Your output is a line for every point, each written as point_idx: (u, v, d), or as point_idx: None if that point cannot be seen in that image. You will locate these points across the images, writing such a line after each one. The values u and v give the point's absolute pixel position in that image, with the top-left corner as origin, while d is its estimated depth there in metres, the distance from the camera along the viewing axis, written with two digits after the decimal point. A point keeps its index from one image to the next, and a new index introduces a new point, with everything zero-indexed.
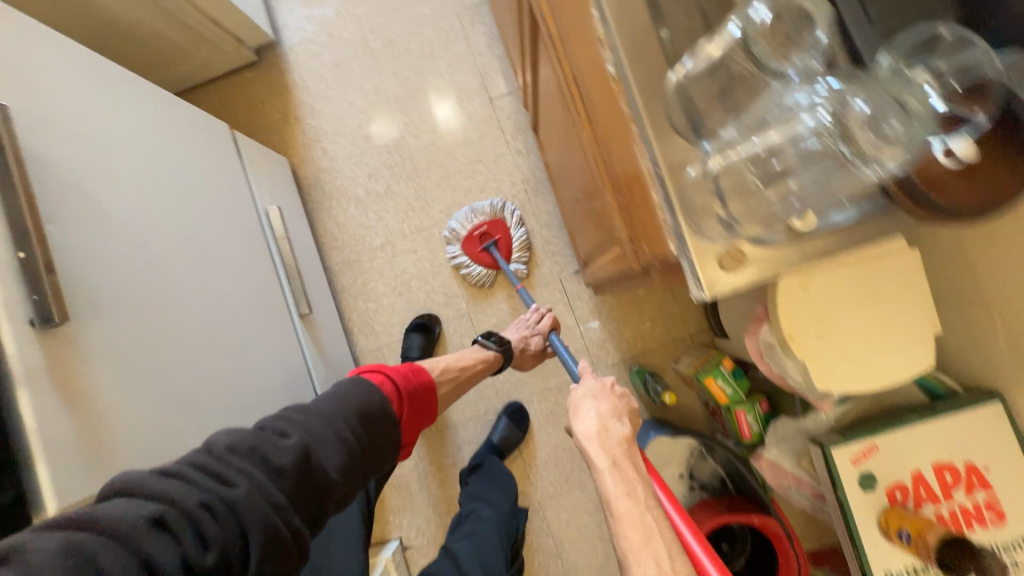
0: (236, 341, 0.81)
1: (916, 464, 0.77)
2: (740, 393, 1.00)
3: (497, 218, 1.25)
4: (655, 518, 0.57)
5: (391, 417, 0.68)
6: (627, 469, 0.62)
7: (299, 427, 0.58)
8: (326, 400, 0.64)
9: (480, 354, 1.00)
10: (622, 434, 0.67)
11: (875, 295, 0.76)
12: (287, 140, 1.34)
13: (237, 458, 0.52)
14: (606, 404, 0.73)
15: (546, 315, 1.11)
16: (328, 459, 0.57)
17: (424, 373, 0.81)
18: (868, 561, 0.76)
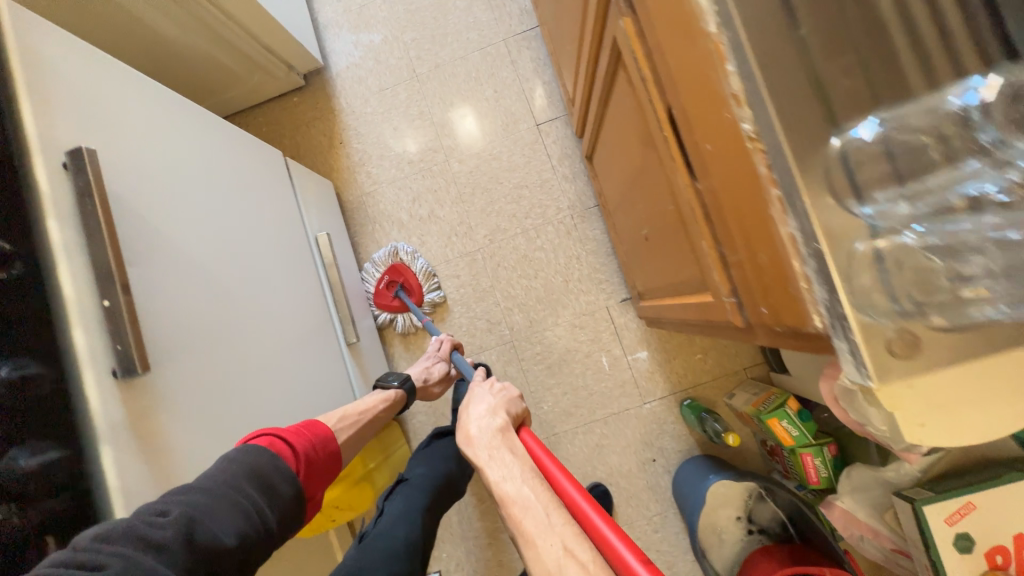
0: (293, 379, 0.80)
1: (1019, 527, 0.71)
2: (807, 435, 0.95)
3: (393, 264, 1.25)
4: (531, 489, 0.56)
5: (289, 472, 0.61)
6: (504, 456, 0.63)
7: (184, 501, 0.50)
8: (207, 472, 0.55)
9: (383, 394, 0.92)
10: (497, 427, 0.69)
11: None
12: (332, 164, 1.34)
13: (107, 542, 0.43)
14: (495, 404, 0.76)
15: (443, 341, 1.12)
16: (221, 529, 0.50)
17: (322, 423, 0.72)
18: None
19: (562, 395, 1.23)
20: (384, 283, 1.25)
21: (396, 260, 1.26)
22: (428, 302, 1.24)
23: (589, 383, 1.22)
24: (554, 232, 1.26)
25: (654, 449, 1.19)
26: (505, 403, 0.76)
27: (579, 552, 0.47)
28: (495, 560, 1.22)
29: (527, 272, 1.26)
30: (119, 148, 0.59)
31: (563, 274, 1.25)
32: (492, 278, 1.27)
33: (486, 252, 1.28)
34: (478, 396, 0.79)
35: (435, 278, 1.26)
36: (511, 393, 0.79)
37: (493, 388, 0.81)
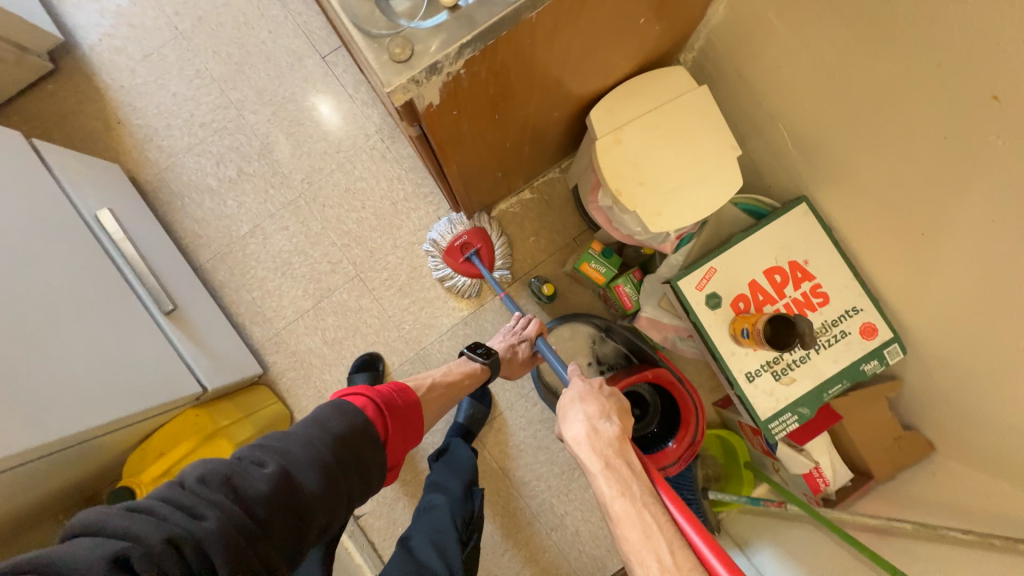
0: (59, 345, 0.78)
1: (751, 274, 0.86)
2: (613, 268, 1.06)
3: (475, 227, 1.22)
4: (650, 514, 0.58)
5: (374, 440, 0.68)
6: (621, 469, 0.64)
7: (281, 456, 0.60)
8: (310, 420, 0.65)
9: (467, 365, 0.98)
10: (614, 435, 0.69)
11: (682, 131, 0.84)
12: (115, 147, 1.24)
13: (207, 488, 0.53)
14: (605, 408, 0.74)
15: (530, 320, 1.09)
16: (306, 483, 0.59)
17: (411, 393, 0.79)
18: (730, 369, 0.84)
19: (421, 311, 1.27)
20: (461, 242, 1.21)
21: (479, 224, 1.23)
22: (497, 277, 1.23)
23: (442, 293, 1.27)
24: (369, 159, 1.27)
25: None
26: (617, 407, 0.75)
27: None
28: (401, 481, 1.26)
29: (354, 205, 1.27)
30: None
31: (389, 197, 1.27)
32: (321, 220, 1.27)
33: (308, 196, 1.26)
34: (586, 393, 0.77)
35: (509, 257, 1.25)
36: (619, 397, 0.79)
37: (602, 389, 0.79)
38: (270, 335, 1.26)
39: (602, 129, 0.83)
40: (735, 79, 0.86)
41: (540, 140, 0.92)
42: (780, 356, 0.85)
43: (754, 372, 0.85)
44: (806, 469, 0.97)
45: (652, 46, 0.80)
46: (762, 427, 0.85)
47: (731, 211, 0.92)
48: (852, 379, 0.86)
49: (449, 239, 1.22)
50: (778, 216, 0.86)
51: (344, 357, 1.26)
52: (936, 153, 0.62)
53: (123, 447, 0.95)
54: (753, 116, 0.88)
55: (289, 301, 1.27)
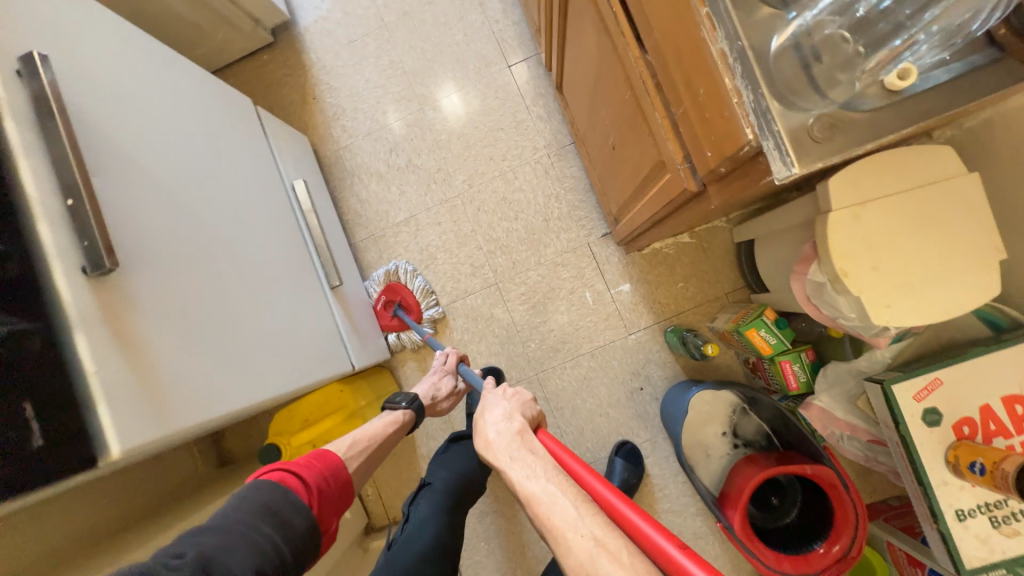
0: (274, 313, 0.82)
1: (984, 398, 0.74)
2: (785, 342, 0.97)
3: (389, 283, 1.26)
4: (557, 486, 0.53)
5: (299, 506, 0.67)
6: (527, 456, 0.61)
7: (197, 544, 0.55)
8: (219, 511, 0.62)
9: (391, 416, 0.95)
10: (516, 428, 0.67)
11: (936, 219, 0.73)
12: (306, 120, 1.34)
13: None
14: (510, 409, 0.73)
15: (445, 354, 1.12)
16: (236, 566, 0.55)
17: (330, 454, 0.78)
18: (936, 500, 0.73)
19: (549, 332, 1.25)
20: (381, 303, 1.25)
21: (392, 278, 1.26)
22: (430, 318, 1.25)
23: (574, 319, 1.24)
24: (531, 172, 1.26)
25: (641, 377, 1.21)
26: (521, 407, 0.74)
27: (611, 543, 0.44)
28: (493, 496, 1.25)
29: (507, 214, 1.27)
30: (82, 71, 0.60)
31: (543, 213, 1.26)
32: (473, 222, 1.28)
33: (465, 197, 1.28)
34: (493, 401, 0.77)
35: (432, 294, 1.26)
36: (524, 396, 0.78)
37: (505, 394, 0.79)
38: None
39: (841, 202, 0.75)
40: (1015, 169, 0.74)
41: None
42: (1003, 502, 0.72)
43: (966, 512, 0.73)
44: None
45: None
46: None
47: (964, 317, 0.79)
48: None
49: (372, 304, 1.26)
50: None
51: None
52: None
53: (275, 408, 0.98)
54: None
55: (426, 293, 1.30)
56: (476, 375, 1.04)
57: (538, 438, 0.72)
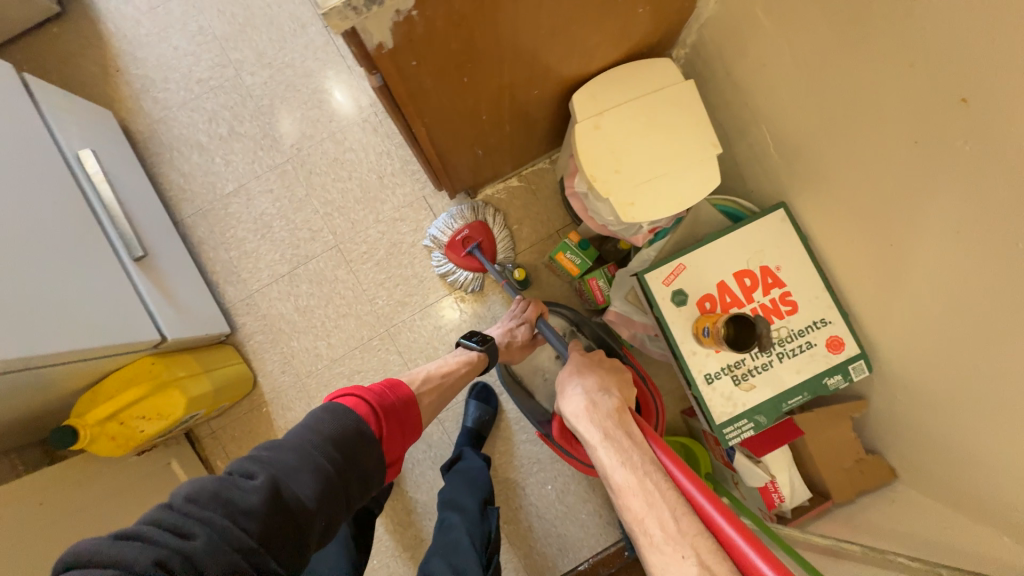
0: (30, 272, 0.78)
1: (720, 276, 0.85)
2: (588, 260, 1.05)
3: (477, 222, 1.21)
4: (654, 483, 0.57)
5: (366, 436, 0.68)
6: (622, 442, 0.64)
7: (270, 463, 0.58)
8: (298, 430, 0.64)
9: (464, 355, 0.96)
10: (614, 410, 0.71)
11: (662, 123, 0.83)
12: (112, 94, 1.25)
13: (198, 507, 0.51)
14: (605, 393, 0.76)
15: (529, 303, 1.06)
16: (305, 490, 0.58)
17: (403, 388, 0.79)
18: (689, 369, 0.83)
19: (395, 287, 1.26)
20: (461, 236, 1.20)
21: (477, 219, 1.22)
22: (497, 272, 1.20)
23: (419, 271, 1.27)
24: (361, 131, 1.27)
25: (489, 319, 1.26)
26: (615, 394, 0.76)
27: (704, 555, 0.49)
28: None
29: (341, 175, 1.27)
30: None
31: (376, 170, 1.27)
32: (306, 186, 1.26)
33: (296, 162, 1.27)
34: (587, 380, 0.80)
35: (509, 253, 1.23)
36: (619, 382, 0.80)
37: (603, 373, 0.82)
38: (243, 296, 1.26)
39: (583, 114, 0.83)
40: (723, 77, 0.85)
41: (525, 121, 0.92)
42: (743, 361, 0.83)
43: (714, 374, 0.83)
44: (762, 482, 0.95)
45: (641, 34, 0.79)
46: (716, 431, 0.83)
47: (709, 211, 0.91)
48: (813, 392, 0.84)
49: (449, 234, 1.21)
50: (753, 221, 0.85)
51: (315, 326, 1.26)
52: (907, 159, 0.61)
53: (69, 390, 0.91)
54: (739, 117, 0.87)
55: (265, 264, 1.26)
56: (555, 337, 0.97)
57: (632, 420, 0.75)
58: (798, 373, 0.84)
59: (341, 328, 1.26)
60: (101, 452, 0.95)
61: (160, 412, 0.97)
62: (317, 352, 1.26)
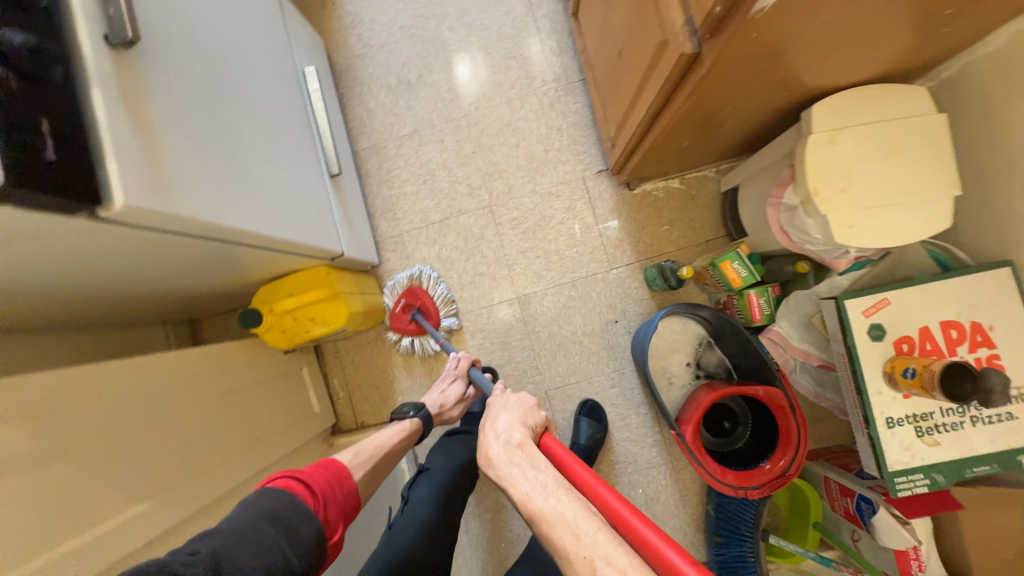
0: (270, 166, 0.84)
1: (924, 320, 0.81)
2: (755, 275, 1.02)
3: (411, 287, 1.27)
4: (562, 500, 0.56)
5: (306, 514, 0.70)
6: (529, 469, 0.63)
7: (210, 542, 0.59)
8: (227, 517, 0.65)
9: (397, 428, 1.00)
10: (519, 440, 0.69)
11: (903, 151, 0.80)
12: (324, 25, 1.35)
13: (150, 573, 0.52)
14: (512, 419, 0.74)
15: (461, 358, 1.16)
16: (250, 561, 0.59)
17: (333, 464, 0.82)
18: (870, 407, 0.80)
19: (534, 259, 1.29)
20: (400, 306, 1.24)
21: (415, 283, 1.27)
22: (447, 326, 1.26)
23: (561, 249, 1.28)
24: (538, 103, 1.30)
25: (617, 311, 1.26)
26: (524, 413, 0.75)
27: (614, 557, 0.48)
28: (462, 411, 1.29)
29: (510, 140, 1.31)
30: None
31: (544, 143, 1.30)
32: (475, 144, 1.31)
33: (470, 119, 1.32)
34: (498, 410, 0.78)
35: (452, 304, 1.28)
36: (526, 403, 0.78)
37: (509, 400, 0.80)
38: (394, 233, 1.32)
39: (821, 127, 0.81)
40: (977, 118, 0.81)
41: (742, 123, 0.92)
42: (931, 414, 0.79)
43: (896, 420, 0.80)
44: (903, 545, 0.90)
45: (910, 56, 0.76)
46: (885, 477, 0.80)
47: (918, 252, 0.86)
48: (1003, 466, 0.78)
49: (391, 305, 1.26)
50: (979, 272, 0.80)
51: (451, 277, 1.31)
52: None
53: (259, 280, 1.00)
54: (983, 163, 0.82)
55: (420, 209, 1.32)
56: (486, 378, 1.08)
57: (544, 442, 0.72)
58: (991, 441, 0.78)
59: (474, 284, 1.30)
60: (271, 341, 1.03)
61: (322, 319, 1.03)
62: None
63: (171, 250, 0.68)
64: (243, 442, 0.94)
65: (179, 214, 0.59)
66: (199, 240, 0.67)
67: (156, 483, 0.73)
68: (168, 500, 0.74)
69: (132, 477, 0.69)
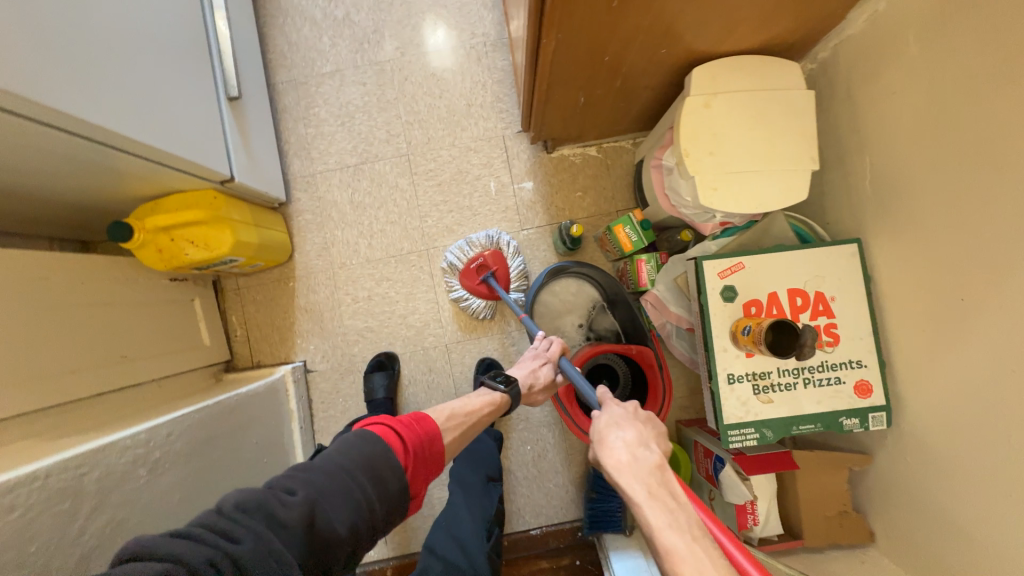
0: (143, 66, 0.79)
1: (775, 287, 0.85)
2: (644, 240, 1.05)
3: (496, 250, 1.22)
4: (704, 551, 0.49)
5: (398, 469, 0.64)
6: (664, 497, 0.55)
7: (306, 483, 0.57)
8: (330, 456, 0.62)
9: (487, 396, 0.90)
10: (653, 460, 0.59)
11: (769, 122, 0.83)
12: None
13: (244, 514, 0.52)
14: (642, 431, 0.64)
15: (552, 343, 1.02)
16: (337, 519, 0.56)
17: (430, 421, 0.74)
18: (715, 363, 0.84)
19: (448, 213, 1.28)
20: (476, 263, 1.21)
21: (495, 247, 1.23)
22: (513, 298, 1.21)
23: (475, 205, 1.28)
24: (464, 56, 1.29)
25: (524, 272, 1.28)
26: (655, 434, 0.65)
27: None
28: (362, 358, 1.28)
29: (433, 90, 1.29)
30: None
31: (466, 97, 1.29)
32: (397, 91, 1.29)
33: (395, 64, 1.29)
34: (620, 416, 0.67)
35: (525, 280, 1.23)
36: (658, 425, 0.68)
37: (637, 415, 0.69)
38: (306, 173, 1.29)
39: (697, 91, 0.83)
40: (841, 100, 0.85)
41: (632, 84, 0.93)
42: (769, 374, 0.84)
43: (736, 376, 0.84)
44: (742, 500, 0.96)
45: (780, 28, 0.79)
46: (721, 429, 0.84)
47: (781, 225, 0.91)
48: (826, 426, 0.84)
49: (464, 261, 1.23)
50: (827, 246, 0.85)
51: (362, 223, 1.29)
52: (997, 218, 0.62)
53: (135, 195, 0.96)
54: (842, 146, 0.87)
55: (334, 151, 1.29)
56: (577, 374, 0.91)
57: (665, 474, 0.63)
58: (818, 402, 0.84)
59: (385, 233, 1.29)
60: (145, 260, 1.00)
61: (206, 244, 1.00)
62: (354, 249, 1.29)
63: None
64: (102, 358, 0.91)
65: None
66: (29, 124, 0.62)
67: None
68: None
69: None
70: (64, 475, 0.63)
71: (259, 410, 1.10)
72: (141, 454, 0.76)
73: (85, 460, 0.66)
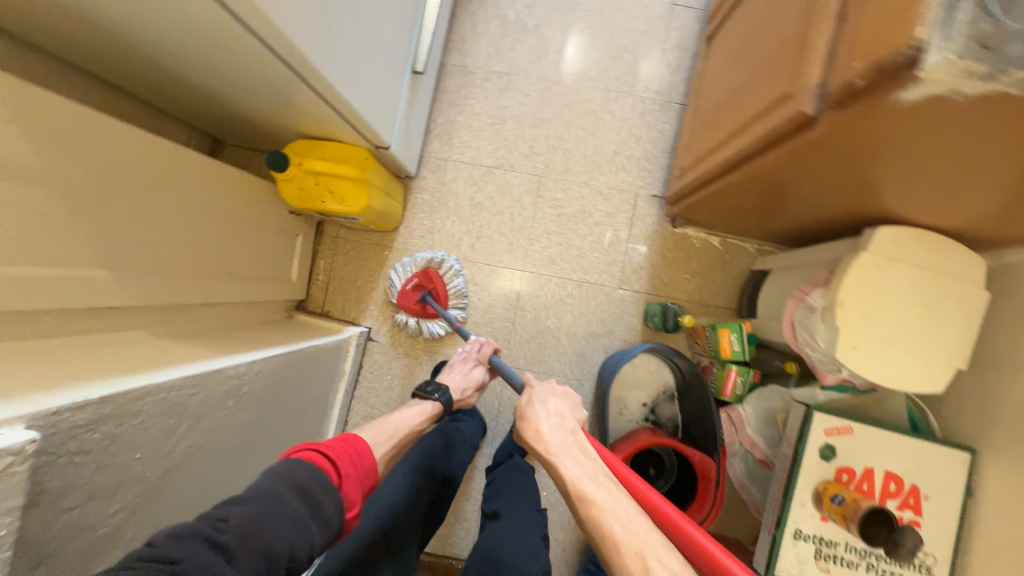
0: (371, 32, 0.81)
1: (873, 463, 0.83)
2: (745, 353, 1.03)
3: (427, 269, 1.25)
4: (609, 492, 0.61)
5: (327, 485, 0.64)
6: (577, 453, 0.67)
7: (237, 508, 0.56)
8: (254, 481, 0.61)
9: (420, 408, 0.94)
10: (572, 425, 0.71)
11: (934, 306, 0.81)
12: None
13: (180, 541, 0.50)
14: (563, 405, 0.75)
15: (484, 344, 1.11)
16: (276, 533, 0.56)
17: (356, 438, 0.74)
18: (787, 513, 0.83)
19: (555, 244, 1.29)
20: (412, 284, 1.24)
21: (432, 266, 1.25)
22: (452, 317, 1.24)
23: (583, 248, 1.28)
24: (630, 105, 1.29)
25: (605, 328, 1.27)
26: (571, 405, 0.76)
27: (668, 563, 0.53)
28: (423, 346, 1.29)
29: (588, 126, 1.29)
30: None
31: (617, 144, 1.29)
32: (555, 113, 1.30)
33: (563, 88, 1.30)
34: (543, 391, 0.78)
35: (462, 298, 1.26)
36: (574, 395, 0.79)
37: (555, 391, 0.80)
38: (440, 157, 1.31)
39: (876, 250, 0.82)
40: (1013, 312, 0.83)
41: (805, 211, 0.92)
42: (836, 544, 0.82)
43: (803, 534, 0.82)
44: None
45: (987, 226, 0.77)
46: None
47: (898, 403, 0.88)
48: None
49: (403, 282, 1.25)
50: (941, 445, 0.82)
51: (473, 223, 1.30)
52: None
53: (300, 131, 0.98)
54: (994, 355, 0.85)
55: (473, 146, 1.30)
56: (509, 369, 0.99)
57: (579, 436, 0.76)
58: None
59: (490, 241, 1.30)
60: (284, 191, 1.03)
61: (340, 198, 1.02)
62: (456, 244, 1.30)
63: (239, 55, 0.65)
64: (215, 270, 0.93)
65: (267, 18, 0.55)
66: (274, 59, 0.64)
67: (119, 260, 0.72)
68: (124, 280, 0.73)
69: (102, 244, 0.68)
70: (178, 392, 0.65)
71: (321, 364, 1.11)
72: (234, 386, 0.77)
73: (196, 382, 0.68)
